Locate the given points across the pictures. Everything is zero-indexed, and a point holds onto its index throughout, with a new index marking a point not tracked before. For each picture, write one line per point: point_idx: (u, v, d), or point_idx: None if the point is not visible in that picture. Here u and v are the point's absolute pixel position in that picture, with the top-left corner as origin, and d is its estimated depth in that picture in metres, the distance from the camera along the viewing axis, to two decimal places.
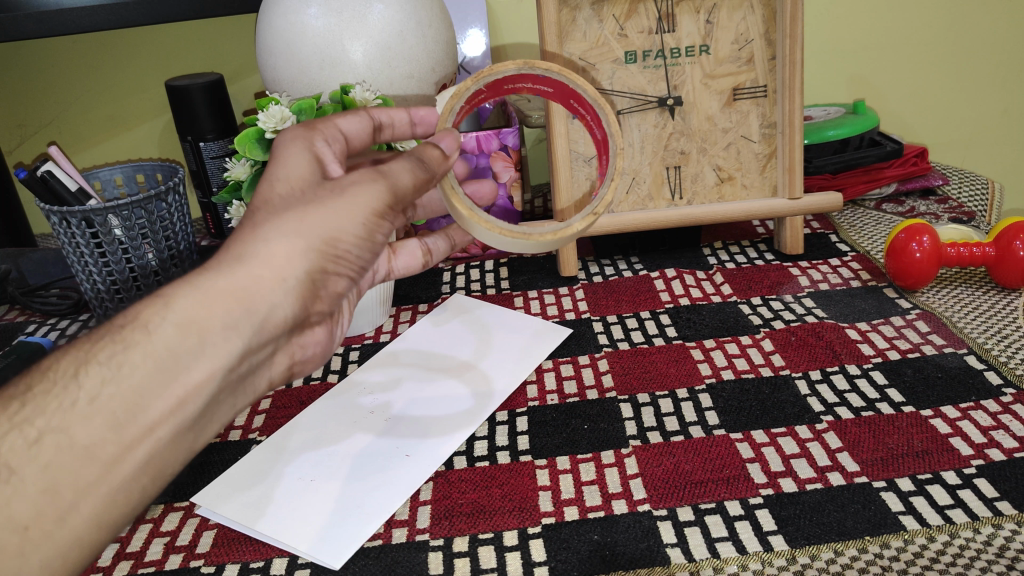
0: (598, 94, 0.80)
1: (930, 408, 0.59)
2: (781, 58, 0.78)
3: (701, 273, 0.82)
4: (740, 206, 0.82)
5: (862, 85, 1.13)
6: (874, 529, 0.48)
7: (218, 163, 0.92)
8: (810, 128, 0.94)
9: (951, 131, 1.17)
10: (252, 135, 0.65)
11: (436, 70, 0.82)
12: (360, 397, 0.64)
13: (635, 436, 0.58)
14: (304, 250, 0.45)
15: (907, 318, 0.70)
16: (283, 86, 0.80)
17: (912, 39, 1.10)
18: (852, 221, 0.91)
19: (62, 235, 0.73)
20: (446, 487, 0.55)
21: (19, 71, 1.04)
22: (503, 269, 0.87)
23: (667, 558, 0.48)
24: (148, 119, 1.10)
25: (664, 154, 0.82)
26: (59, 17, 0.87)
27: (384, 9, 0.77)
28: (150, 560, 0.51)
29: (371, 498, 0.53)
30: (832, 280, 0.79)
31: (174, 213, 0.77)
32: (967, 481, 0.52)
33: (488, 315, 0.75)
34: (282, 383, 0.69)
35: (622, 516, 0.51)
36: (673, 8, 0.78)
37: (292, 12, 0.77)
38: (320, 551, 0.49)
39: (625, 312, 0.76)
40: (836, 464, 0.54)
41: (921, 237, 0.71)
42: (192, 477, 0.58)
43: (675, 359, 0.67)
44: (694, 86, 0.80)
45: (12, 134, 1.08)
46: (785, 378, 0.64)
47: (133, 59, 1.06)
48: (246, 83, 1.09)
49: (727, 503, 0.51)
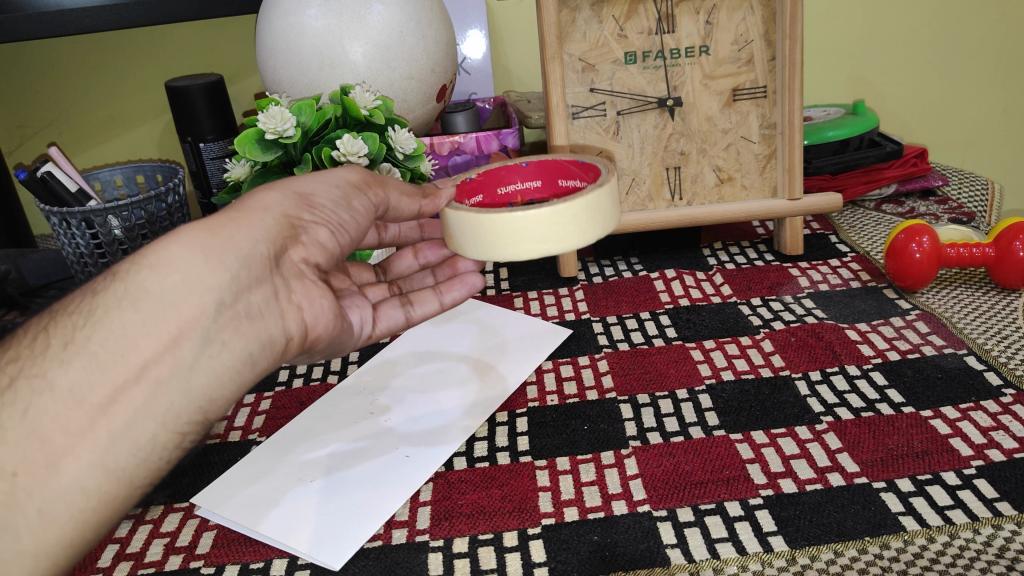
0: (598, 94, 0.80)
1: (930, 409, 0.59)
2: (781, 59, 0.78)
3: (700, 273, 0.82)
4: (740, 207, 0.82)
5: (862, 86, 1.13)
6: (874, 529, 0.49)
7: (218, 164, 0.92)
8: (810, 129, 0.94)
9: (951, 131, 1.17)
10: (252, 136, 0.65)
11: (436, 71, 0.82)
12: (360, 398, 0.64)
13: (634, 436, 0.58)
14: (281, 199, 0.49)
15: (906, 318, 0.70)
16: (282, 87, 0.80)
17: (911, 40, 1.10)
18: (852, 221, 0.91)
19: (62, 235, 0.73)
20: (446, 488, 0.55)
21: (19, 73, 1.04)
22: (502, 270, 0.87)
23: (667, 559, 0.48)
24: (148, 120, 1.10)
25: (663, 155, 0.82)
26: (59, 17, 0.87)
27: (384, 10, 0.77)
28: (150, 560, 0.51)
29: (371, 499, 0.53)
30: (832, 280, 0.79)
31: (174, 213, 0.77)
32: (966, 482, 0.52)
33: (488, 316, 0.75)
34: (282, 383, 0.69)
35: (622, 517, 0.51)
36: (673, 9, 0.78)
37: (292, 13, 0.77)
38: (320, 552, 0.49)
39: (625, 313, 0.76)
40: (836, 465, 0.54)
41: (920, 238, 0.71)
42: (191, 478, 0.58)
43: (674, 360, 0.67)
44: (694, 87, 0.80)
45: (12, 135, 1.08)
46: (785, 379, 0.64)
47: (134, 60, 1.06)
48: (246, 84, 1.09)
49: (727, 504, 0.51)
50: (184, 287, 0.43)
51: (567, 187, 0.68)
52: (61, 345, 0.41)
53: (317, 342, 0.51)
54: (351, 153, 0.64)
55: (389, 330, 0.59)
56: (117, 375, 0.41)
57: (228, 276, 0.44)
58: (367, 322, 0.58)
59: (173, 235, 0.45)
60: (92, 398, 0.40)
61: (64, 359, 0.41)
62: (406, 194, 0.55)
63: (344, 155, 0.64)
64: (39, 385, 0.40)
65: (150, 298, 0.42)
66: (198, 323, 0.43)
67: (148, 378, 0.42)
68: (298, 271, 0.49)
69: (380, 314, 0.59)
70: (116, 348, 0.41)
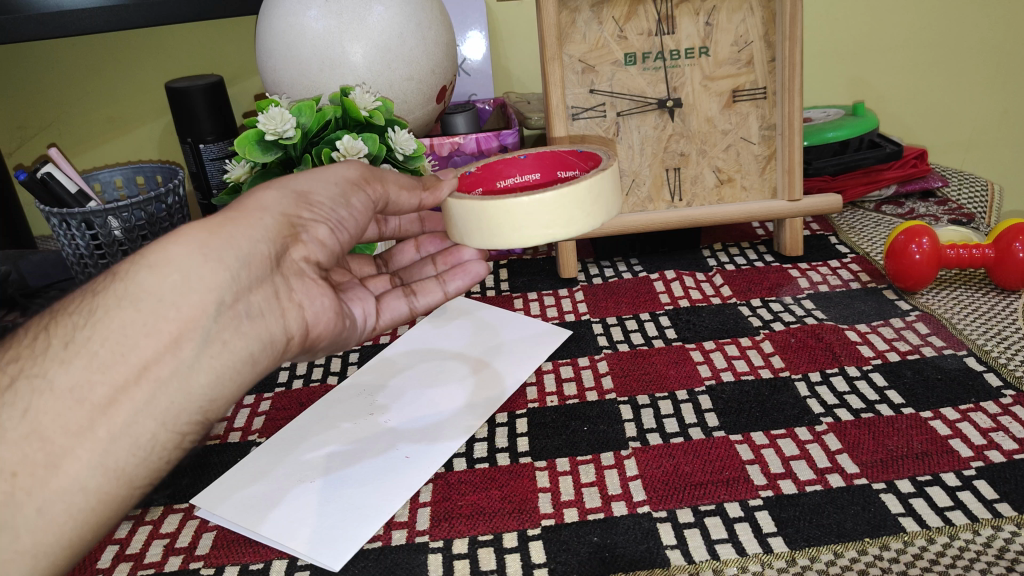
0: (598, 96, 0.80)
1: (930, 410, 0.59)
2: (781, 60, 0.78)
3: (700, 274, 0.82)
4: (740, 208, 0.82)
5: (862, 87, 1.13)
6: (874, 530, 0.49)
7: (218, 165, 0.92)
8: (809, 130, 0.94)
9: (950, 133, 1.17)
10: (252, 136, 0.65)
11: (436, 72, 0.82)
12: (359, 399, 0.64)
13: (634, 437, 0.58)
14: (280, 198, 0.50)
15: (906, 320, 0.70)
16: (283, 89, 0.80)
17: (911, 41, 1.10)
18: (851, 223, 0.91)
19: (62, 236, 0.73)
20: (446, 489, 0.55)
21: (20, 74, 1.05)
22: (502, 270, 0.87)
23: (666, 560, 0.48)
24: (148, 121, 1.10)
25: (664, 155, 0.82)
26: (59, 18, 0.87)
27: (384, 11, 0.77)
28: (150, 561, 0.51)
29: (371, 499, 0.53)
30: (832, 281, 0.79)
31: (174, 215, 0.77)
32: (967, 483, 0.52)
33: (489, 317, 0.75)
34: (281, 384, 0.69)
35: (622, 518, 0.51)
36: (673, 10, 0.78)
37: (292, 14, 0.77)
38: (320, 553, 0.49)
39: (625, 313, 0.76)
40: (835, 466, 0.54)
41: (920, 239, 0.71)
42: (191, 478, 0.58)
43: (675, 361, 0.67)
44: (694, 88, 0.80)
45: (12, 136, 1.08)
46: (785, 380, 0.64)
47: (134, 61, 1.06)
48: (247, 85, 1.09)
49: (727, 505, 0.51)
50: (184, 287, 0.43)
51: (566, 179, 0.68)
52: (60, 345, 0.41)
53: (318, 340, 0.52)
54: (351, 154, 0.64)
55: (391, 322, 0.60)
56: (116, 376, 0.41)
57: (227, 278, 0.44)
58: (370, 314, 0.58)
59: (173, 235, 0.44)
60: (93, 397, 0.40)
61: (64, 358, 0.41)
62: (403, 189, 0.56)
63: (344, 156, 0.64)
64: (39, 382, 0.40)
65: (152, 300, 0.42)
66: (199, 324, 0.43)
67: (148, 379, 0.42)
68: (298, 269, 0.50)
69: (383, 306, 0.59)
70: (118, 347, 0.41)
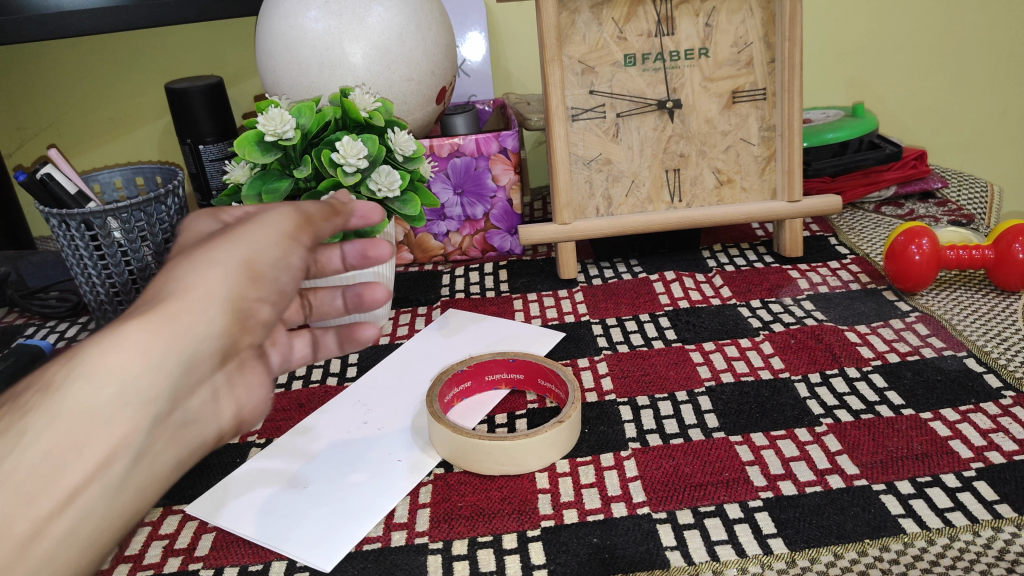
0: (598, 96, 0.80)
1: (929, 411, 0.59)
2: (781, 61, 0.78)
3: (700, 274, 0.82)
4: (740, 209, 0.82)
5: (861, 88, 1.13)
6: (873, 532, 0.48)
7: (218, 166, 0.92)
8: (809, 131, 0.95)
9: (950, 134, 1.17)
10: (252, 138, 0.65)
11: (436, 73, 0.82)
12: (353, 407, 0.64)
13: (635, 438, 0.58)
14: (225, 277, 0.43)
15: (906, 321, 0.70)
16: (282, 89, 0.80)
17: (910, 42, 1.10)
18: (851, 224, 0.90)
19: (61, 237, 0.73)
20: (446, 490, 0.55)
21: (20, 75, 1.05)
22: (502, 271, 0.87)
23: (667, 561, 0.47)
24: (148, 122, 1.10)
25: (663, 156, 0.82)
26: (59, 19, 0.87)
27: (384, 12, 0.77)
28: (149, 562, 0.51)
29: (365, 502, 0.53)
30: (832, 281, 0.79)
31: (174, 215, 0.77)
32: (967, 484, 0.52)
33: (493, 325, 0.75)
34: (281, 385, 0.69)
35: (621, 519, 0.51)
36: (673, 11, 0.78)
37: (292, 15, 0.77)
38: (314, 555, 0.49)
39: (625, 314, 0.76)
40: (836, 467, 0.54)
41: (920, 240, 0.71)
42: (191, 479, 0.58)
43: (675, 361, 0.68)
44: (694, 89, 0.80)
45: (12, 137, 1.08)
46: (785, 381, 0.64)
47: (134, 62, 1.06)
48: (247, 86, 1.09)
49: (727, 506, 0.51)
50: (120, 401, 0.37)
51: None
52: None
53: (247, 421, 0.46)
54: (350, 155, 0.64)
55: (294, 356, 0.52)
56: None
57: None
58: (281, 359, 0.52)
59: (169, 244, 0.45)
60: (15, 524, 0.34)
61: None
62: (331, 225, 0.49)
63: (344, 157, 0.64)
64: None
65: (82, 416, 0.36)
66: (132, 441, 0.38)
67: (78, 506, 0.36)
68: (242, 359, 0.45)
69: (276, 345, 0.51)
70: (48, 472, 0.35)
